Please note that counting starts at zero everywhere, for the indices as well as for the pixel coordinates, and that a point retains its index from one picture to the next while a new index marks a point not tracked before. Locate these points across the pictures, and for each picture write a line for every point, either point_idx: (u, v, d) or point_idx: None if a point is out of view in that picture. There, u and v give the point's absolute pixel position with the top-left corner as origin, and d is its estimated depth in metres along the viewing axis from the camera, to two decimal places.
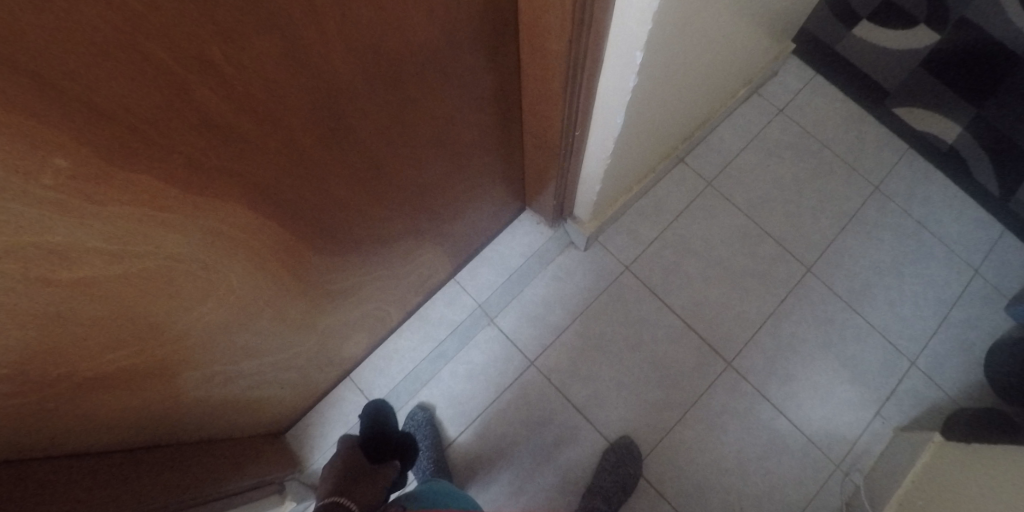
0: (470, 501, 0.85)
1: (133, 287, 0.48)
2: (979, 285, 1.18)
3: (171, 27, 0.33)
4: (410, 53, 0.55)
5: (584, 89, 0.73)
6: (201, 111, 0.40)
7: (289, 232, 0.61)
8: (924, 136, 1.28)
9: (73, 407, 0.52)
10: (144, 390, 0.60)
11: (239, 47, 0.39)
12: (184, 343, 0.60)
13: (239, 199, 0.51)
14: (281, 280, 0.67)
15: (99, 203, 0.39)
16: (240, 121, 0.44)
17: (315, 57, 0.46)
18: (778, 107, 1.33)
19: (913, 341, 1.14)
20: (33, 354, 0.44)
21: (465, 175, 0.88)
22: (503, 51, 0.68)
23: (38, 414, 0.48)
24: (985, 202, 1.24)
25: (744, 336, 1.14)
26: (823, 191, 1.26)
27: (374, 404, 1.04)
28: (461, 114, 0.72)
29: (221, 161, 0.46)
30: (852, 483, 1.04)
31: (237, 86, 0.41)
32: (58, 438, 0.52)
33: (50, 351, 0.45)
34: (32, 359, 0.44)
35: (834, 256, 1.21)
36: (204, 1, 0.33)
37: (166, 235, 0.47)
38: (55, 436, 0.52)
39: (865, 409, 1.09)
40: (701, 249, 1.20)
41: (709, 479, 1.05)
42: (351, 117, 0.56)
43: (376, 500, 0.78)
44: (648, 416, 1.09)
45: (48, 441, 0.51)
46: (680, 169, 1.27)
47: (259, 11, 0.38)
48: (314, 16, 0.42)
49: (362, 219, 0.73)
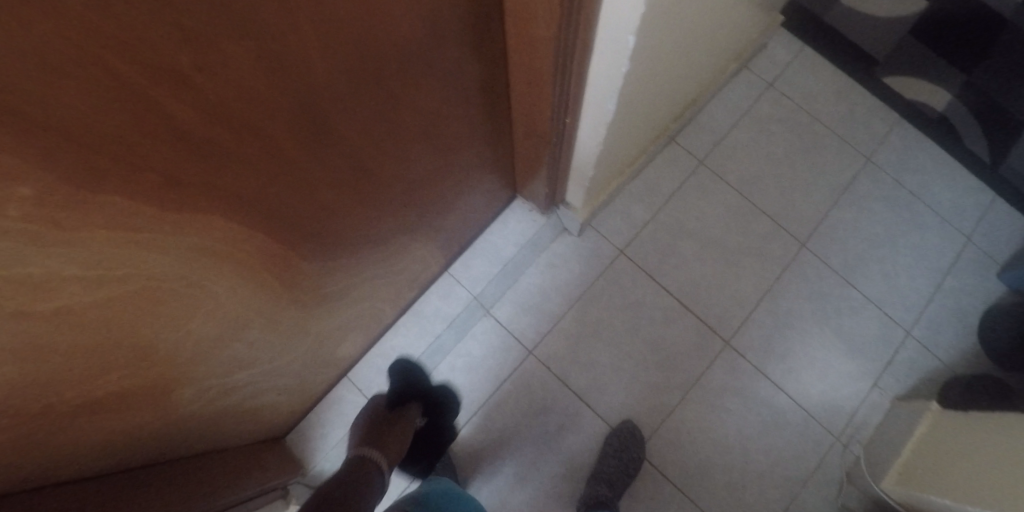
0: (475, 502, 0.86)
1: (116, 310, 0.46)
2: (971, 252, 1.19)
3: (135, 40, 0.31)
4: (392, 49, 0.53)
5: (575, 76, 0.71)
6: (174, 126, 0.38)
7: (275, 241, 0.59)
8: (913, 105, 1.28)
9: (67, 436, 0.50)
10: (137, 411, 0.58)
11: (210, 56, 0.36)
12: (177, 360, 0.58)
13: (221, 213, 0.48)
14: (271, 289, 0.65)
15: (73, 231, 0.36)
16: (216, 133, 0.42)
17: (293, 60, 0.43)
18: (768, 80, 1.32)
19: (908, 311, 1.15)
20: (19, 390, 0.41)
21: (453, 168, 0.85)
22: (488, 40, 0.66)
23: (27, 447, 0.46)
24: (976, 168, 1.25)
25: (742, 314, 1.15)
26: (815, 165, 1.26)
27: (401, 362, 1.07)
28: (447, 107, 0.70)
29: (200, 175, 0.43)
30: (852, 455, 1.06)
31: (212, 96, 0.39)
32: (50, 468, 0.51)
33: (36, 384, 0.43)
34: (17, 395, 0.42)
35: (828, 230, 1.21)
36: (167, 7, 0.31)
37: (147, 256, 0.44)
38: (47, 467, 0.50)
39: (862, 381, 1.11)
40: (695, 229, 1.20)
41: (713, 458, 1.06)
42: (333, 118, 0.53)
43: (400, 451, 0.90)
44: (650, 399, 1.09)
45: (41, 472, 0.49)
46: (671, 149, 1.25)
47: (231, 16, 0.35)
48: (289, 17, 0.40)
49: (352, 221, 0.71)
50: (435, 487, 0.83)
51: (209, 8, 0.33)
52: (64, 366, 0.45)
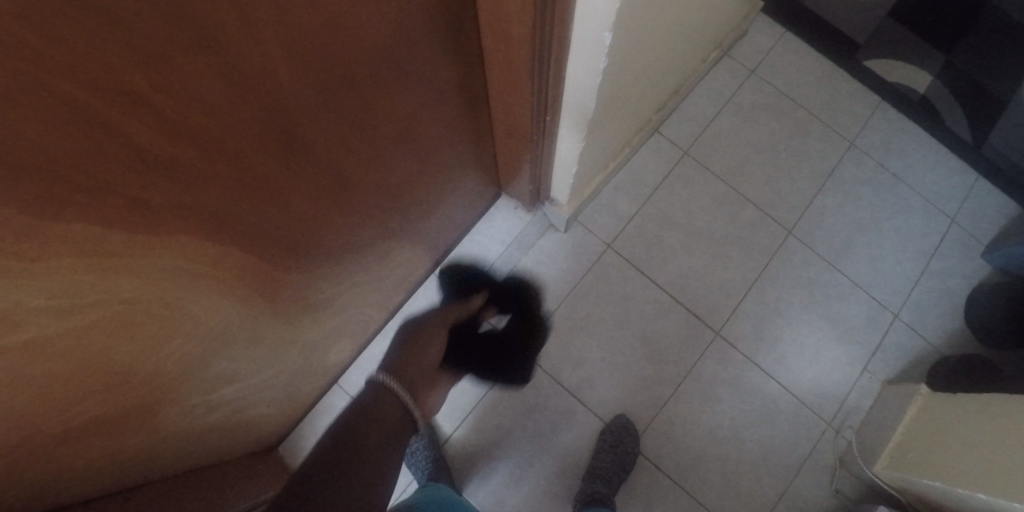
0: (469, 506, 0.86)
1: (94, 337, 0.45)
2: (956, 233, 1.20)
3: (86, 62, 0.29)
4: (361, 54, 0.52)
5: (553, 73, 0.70)
6: (137, 148, 0.36)
7: (251, 255, 0.58)
8: (894, 87, 1.28)
9: (60, 462, 0.49)
10: (125, 433, 0.57)
11: (168, 72, 0.35)
12: (160, 381, 0.57)
13: (193, 232, 0.47)
14: (251, 302, 0.64)
15: (40, 262, 0.35)
16: (181, 151, 0.40)
17: (257, 71, 0.42)
18: (750, 68, 1.31)
19: (895, 294, 1.16)
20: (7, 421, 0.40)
21: (434, 170, 0.84)
22: (463, 39, 0.65)
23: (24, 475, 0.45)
24: (958, 148, 1.26)
25: (731, 304, 1.15)
26: (799, 151, 1.26)
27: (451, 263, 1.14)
28: (423, 109, 0.69)
29: (168, 195, 0.42)
30: (844, 440, 1.07)
31: (174, 115, 0.37)
32: (50, 493, 0.49)
33: (23, 414, 0.41)
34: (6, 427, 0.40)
35: (814, 216, 1.21)
36: (118, 26, 0.29)
37: (118, 281, 0.43)
38: (48, 491, 0.49)
39: (852, 366, 1.11)
40: (682, 221, 1.20)
41: (707, 449, 1.07)
42: (304, 128, 0.52)
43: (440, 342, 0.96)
44: (643, 392, 1.09)
45: (42, 496, 0.48)
46: (655, 141, 1.25)
47: (187, 31, 0.34)
48: (250, 27, 0.38)
49: (331, 230, 0.69)
50: (428, 494, 0.83)
51: (162, 24, 0.32)
52: (47, 396, 0.43)
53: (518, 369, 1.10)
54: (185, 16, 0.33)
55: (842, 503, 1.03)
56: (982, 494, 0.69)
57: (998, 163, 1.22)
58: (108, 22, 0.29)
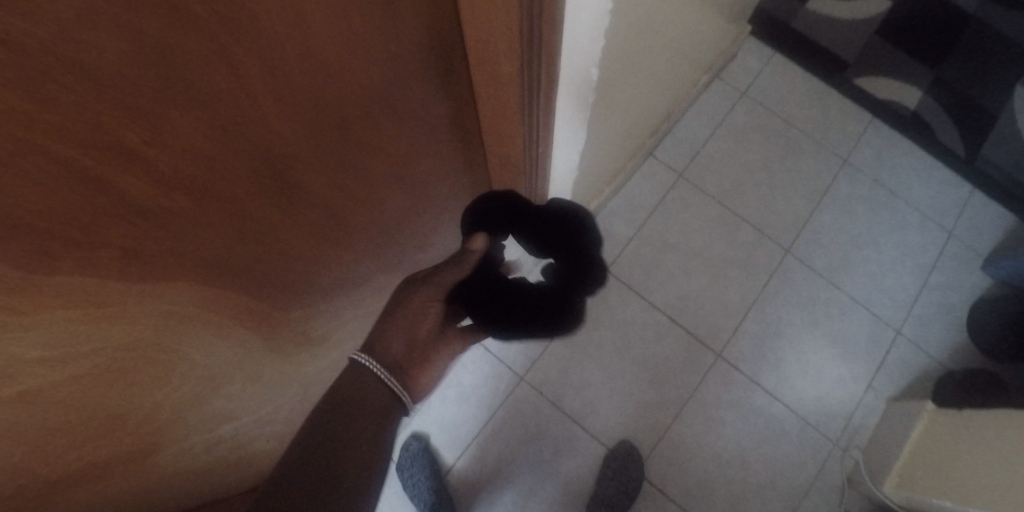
0: None
1: (94, 387, 0.45)
2: (955, 247, 1.20)
3: (82, 124, 0.30)
4: (350, 98, 0.53)
5: (543, 107, 0.71)
6: (131, 202, 0.37)
7: (245, 295, 0.58)
8: (885, 103, 1.29)
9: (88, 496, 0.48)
10: (146, 467, 0.56)
11: (161, 128, 0.35)
12: (162, 426, 0.56)
13: (187, 277, 0.47)
14: (246, 340, 0.64)
15: (32, 316, 0.34)
16: (175, 202, 0.41)
17: (249, 121, 0.43)
18: (741, 89, 1.33)
19: (896, 310, 1.15)
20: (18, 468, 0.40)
21: (428, 202, 0.85)
22: (453, 76, 0.67)
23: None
24: (952, 163, 1.26)
25: (731, 325, 1.15)
26: (793, 169, 1.27)
27: None
28: (416, 145, 0.71)
29: (162, 244, 0.42)
30: (852, 460, 1.05)
31: (168, 168, 0.38)
32: None
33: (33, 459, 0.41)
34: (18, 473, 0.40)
35: (811, 234, 1.21)
36: (113, 87, 0.30)
37: (112, 329, 0.43)
38: None
39: (856, 384, 1.10)
40: (679, 242, 1.20)
41: (713, 474, 1.05)
42: (296, 170, 0.53)
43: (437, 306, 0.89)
44: (646, 417, 1.08)
45: None
46: (650, 164, 1.26)
47: (179, 89, 0.35)
48: (240, 81, 0.39)
49: (325, 266, 0.70)
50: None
51: (154, 84, 0.33)
52: (53, 451, 0.43)
53: None
54: (177, 74, 0.34)
55: None
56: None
57: (991, 177, 1.23)
58: (103, 86, 0.30)
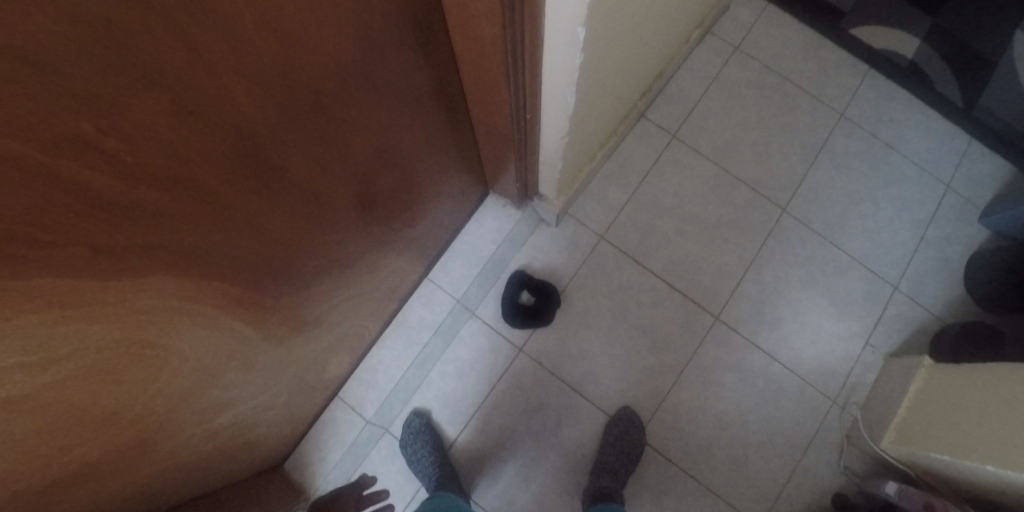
0: None
1: (80, 387, 0.43)
2: (952, 200, 1.19)
3: (33, 118, 0.27)
4: (322, 71, 0.50)
5: (529, 72, 0.68)
6: (95, 197, 0.34)
7: (230, 283, 0.56)
8: (882, 54, 1.26)
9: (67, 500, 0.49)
10: (129, 467, 0.56)
11: (120, 115, 0.33)
12: (153, 417, 0.56)
13: (164, 271, 0.45)
14: (236, 329, 0.63)
15: (8, 321, 0.32)
16: (145, 193, 0.38)
17: (214, 101, 0.40)
18: (734, 44, 1.29)
19: (893, 266, 1.15)
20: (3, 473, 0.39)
21: (415, 176, 0.83)
22: (433, 42, 0.63)
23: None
24: (949, 113, 1.24)
25: (728, 288, 1.14)
26: (789, 126, 1.24)
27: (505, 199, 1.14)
28: (398, 119, 0.68)
29: (134, 239, 0.40)
30: (850, 416, 1.07)
31: (131, 157, 0.35)
32: None
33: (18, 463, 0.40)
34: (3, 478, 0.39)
35: (808, 192, 1.20)
36: (61, 74, 0.27)
37: (91, 329, 0.41)
38: None
39: (854, 341, 1.11)
40: (675, 206, 1.18)
41: (713, 435, 1.07)
42: (272, 151, 0.50)
43: None
44: (645, 382, 1.09)
45: None
46: (642, 126, 1.23)
47: (131, 70, 0.32)
48: (199, 57, 0.36)
49: (312, 249, 0.68)
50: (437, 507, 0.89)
51: (102, 65, 0.30)
52: (35, 451, 0.41)
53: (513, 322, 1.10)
54: (131, 55, 0.31)
55: (851, 479, 1.04)
56: (1009, 470, 0.66)
57: (988, 126, 1.22)
58: (46, 72, 0.27)
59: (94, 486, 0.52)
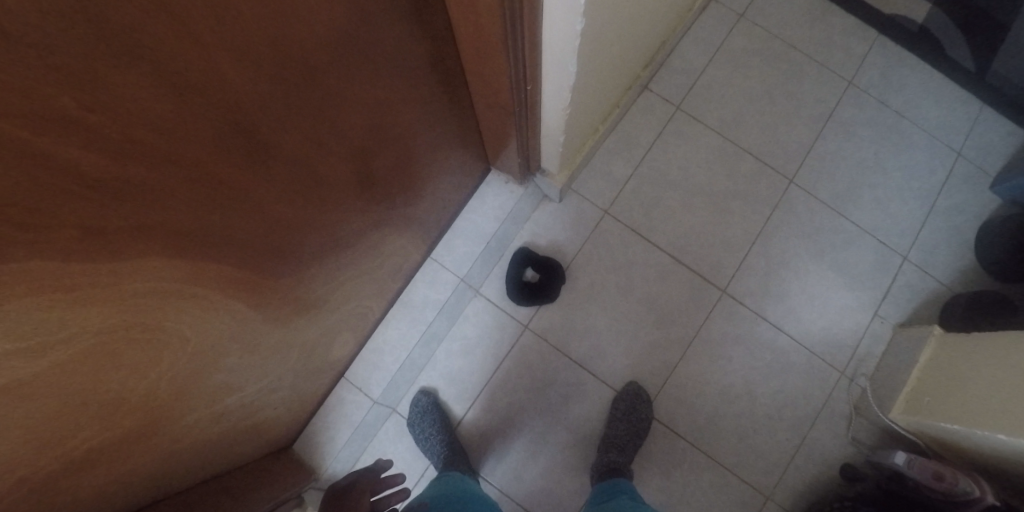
0: (489, 503, 0.87)
1: (80, 372, 0.43)
2: (963, 167, 1.16)
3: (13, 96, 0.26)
4: (315, 43, 0.48)
5: (528, 41, 0.65)
6: (84, 177, 0.33)
7: (228, 265, 0.55)
8: (891, 18, 1.22)
9: (74, 485, 0.49)
10: (135, 452, 0.56)
11: (105, 91, 0.31)
12: (156, 401, 0.55)
13: (160, 252, 0.44)
14: (237, 311, 0.62)
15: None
16: (136, 172, 0.37)
17: (204, 75, 0.38)
18: (739, 11, 1.25)
19: (902, 236, 1.13)
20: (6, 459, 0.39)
21: (414, 153, 0.81)
22: (428, 12, 0.61)
23: (38, 497, 0.45)
24: (961, 78, 1.20)
25: (735, 261, 1.13)
26: (796, 95, 1.21)
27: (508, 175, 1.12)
28: (395, 94, 0.66)
29: (126, 220, 0.38)
30: (858, 387, 1.07)
31: (120, 136, 0.34)
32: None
33: (20, 449, 0.40)
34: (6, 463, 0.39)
35: (816, 162, 1.17)
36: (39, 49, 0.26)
37: (87, 313, 0.40)
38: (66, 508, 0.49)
39: (862, 312, 1.10)
40: (680, 179, 1.16)
41: (720, 408, 1.07)
42: (266, 128, 0.49)
43: None
44: (651, 358, 1.09)
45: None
46: (645, 98, 1.20)
47: (112, 42, 0.30)
48: (185, 29, 0.34)
49: (312, 229, 0.67)
50: (446, 486, 0.89)
51: (80, 37, 0.28)
52: (36, 437, 0.41)
53: (518, 299, 1.09)
54: (113, 28, 0.29)
55: (859, 450, 1.04)
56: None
57: (1001, 91, 1.18)
58: (26, 46, 0.25)
59: (100, 471, 0.52)
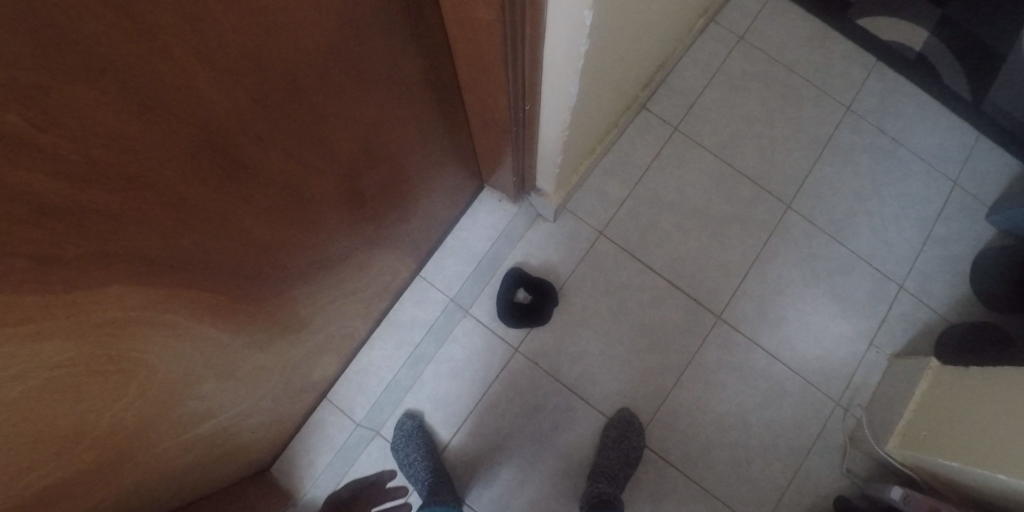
0: None
1: (36, 409, 0.39)
2: (959, 197, 1.17)
3: None
4: (303, 58, 0.46)
5: (528, 61, 0.63)
6: (34, 204, 0.29)
7: (201, 290, 0.52)
8: (890, 45, 1.23)
9: None
10: (98, 488, 0.52)
11: (68, 110, 0.28)
12: (123, 433, 0.51)
13: (124, 279, 0.40)
14: (212, 335, 0.59)
15: None
16: (100, 197, 0.34)
17: (178, 89, 0.35)
18: (738, 34, 1.25)
19: (899, 265, 1.13)
20: None
21: (405, 172, 0.79)
22: (425, 27, 0.59)
23: None
24: (958, 107, 1.21)
25: (731, 287, 1.11)
26: (793, 119, 1.20)
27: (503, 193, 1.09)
28: (386, 111, 0.64)
29: (86, 247, 0.35)
30: (853, 418, 1.05)
31: (82, 157, 0.31)
32: None
33: None
34: None
35: (812, 188, 1.17)
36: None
37: (42, 347, 0.36)
38: None
39: (858, 342, 1.09)
40: (677, 201, 1.15)
41: (713, 438, 1.04)
42: (246, 147, 0.46)
43: None
44: (644, 384, 1.07)
45: None
46: (643, 118, 1.19)
47: (70, 53, 0.27)
48: (155, 41, 0.31)
49: (295, 249, 0.64)
50: None
51: (34, 51, 0.24)
52: None
53: (513, 323, 1.07)
54: (80, 42, 0.27)
55: (853, 482, 1.03)
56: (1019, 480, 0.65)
57: (998, 121, 1.19)
58: None
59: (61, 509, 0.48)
